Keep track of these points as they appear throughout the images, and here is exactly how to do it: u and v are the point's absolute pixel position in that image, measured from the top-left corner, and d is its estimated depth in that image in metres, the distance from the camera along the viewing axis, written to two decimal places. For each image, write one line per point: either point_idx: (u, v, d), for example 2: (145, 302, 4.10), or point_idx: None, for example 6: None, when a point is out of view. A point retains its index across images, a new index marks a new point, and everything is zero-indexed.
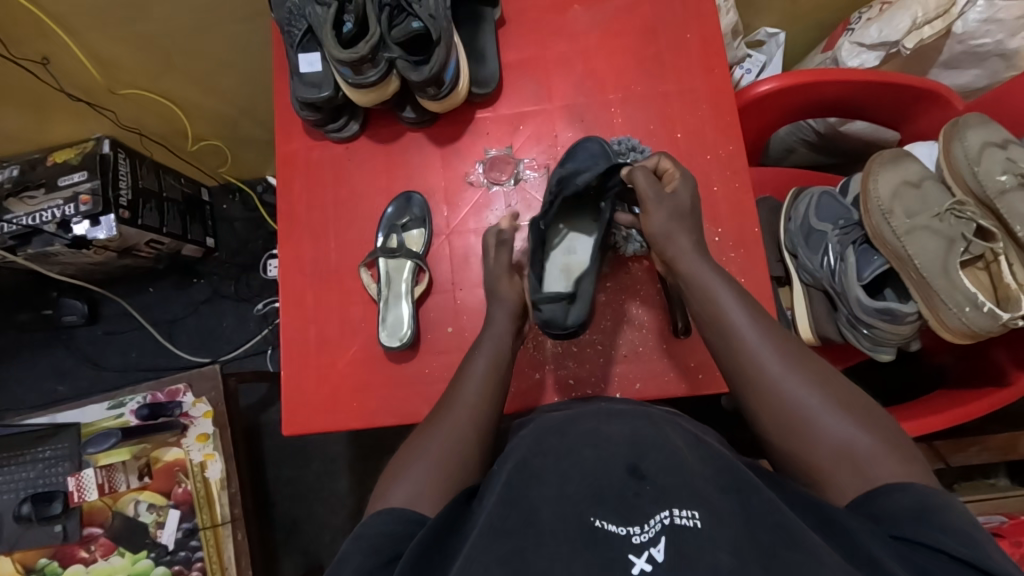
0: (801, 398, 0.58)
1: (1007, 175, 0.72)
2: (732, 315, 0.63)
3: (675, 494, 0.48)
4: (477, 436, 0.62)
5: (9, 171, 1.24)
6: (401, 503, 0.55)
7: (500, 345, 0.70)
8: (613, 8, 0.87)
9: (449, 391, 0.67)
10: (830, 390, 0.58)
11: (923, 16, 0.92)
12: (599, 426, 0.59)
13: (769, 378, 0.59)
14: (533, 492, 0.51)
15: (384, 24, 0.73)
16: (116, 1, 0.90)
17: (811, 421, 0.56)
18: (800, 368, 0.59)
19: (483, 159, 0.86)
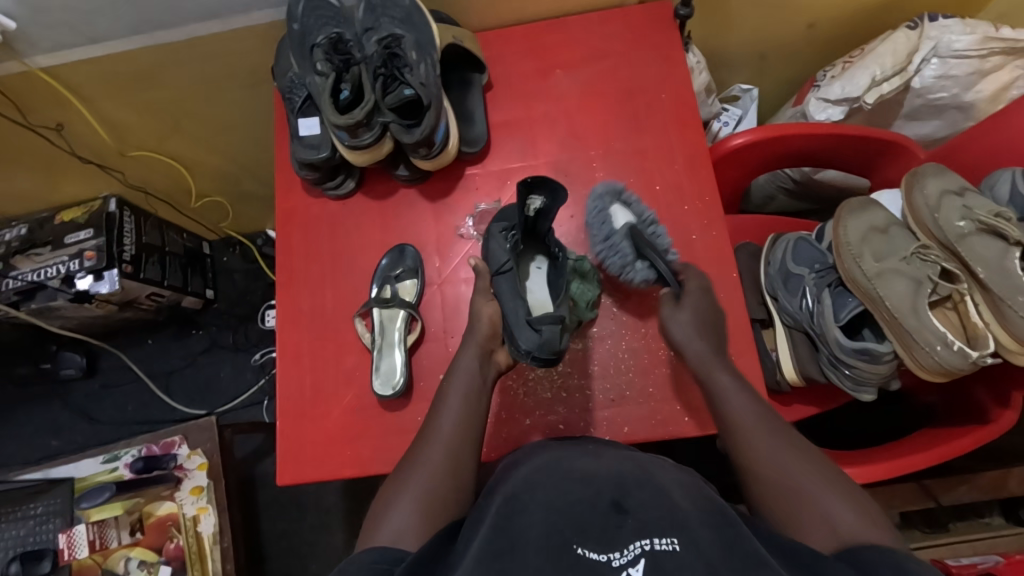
0: (789, 469, 0.61)
1: (965, 221, 0.76)
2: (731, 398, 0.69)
3: (656, 524, 0.50)
4: (457, 472, 0.63)
5: (18, 230, 1.28)
6: (387, 542, 0.57)
7: (472, 378, 0.71)
8: (592, 71, 0.94)
9: (425, 428, 0.69)
10: (819, 468, 0.61)
11: (881, 74, 0.99)
12: (584, 463, 0.60)
13: (765, 458, 0.63)
14: (519, 520, 0.52)
15: (378, 92, 0.79)
16: (130, 72, 0.97)
17: (800, 491, 0.60)
18: (792, 447, 0.63)
19: (477, 212, 0.90)
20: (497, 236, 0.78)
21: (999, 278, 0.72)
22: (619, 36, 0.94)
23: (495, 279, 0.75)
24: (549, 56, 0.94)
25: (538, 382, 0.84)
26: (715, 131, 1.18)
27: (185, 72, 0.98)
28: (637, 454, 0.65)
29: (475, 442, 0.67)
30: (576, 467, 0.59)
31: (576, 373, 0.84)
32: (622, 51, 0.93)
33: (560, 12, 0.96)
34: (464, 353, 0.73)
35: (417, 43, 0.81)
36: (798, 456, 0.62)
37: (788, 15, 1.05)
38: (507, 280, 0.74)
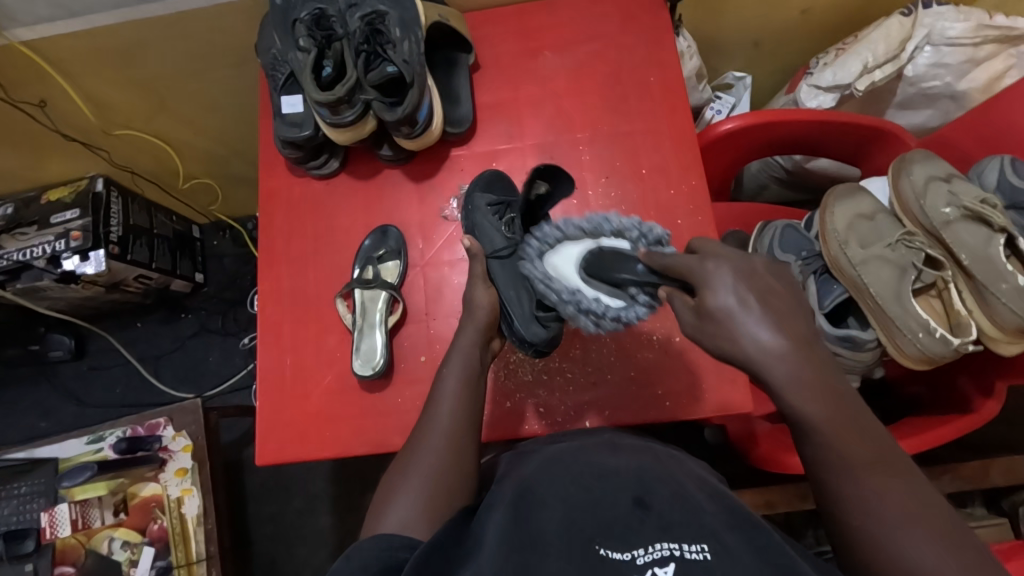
0: (882, 506, 0.50)
1: (951, 208, 0.75)
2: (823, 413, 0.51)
3: (681, 528, 0.49)
4: (459, 456, 0.62)
5: (4, 209, 1.27)
6: (395, 530, 0.55)
7: (472, 360, 0.69)
8: (581, 53, 0.92)
9: (426, 410, 0.67)
10: (912, 504, 0.50)
11: (873, 61, 0.98)
12: (603, 458, 0.61)
13: (853, 493, 0.51)
14: (538, 514, 0.52)
15: (360, 68, 0.78)
16: (113, 48, 0.95)
17: (896, 540, 0.48)
18: (881, 476, 0.51)
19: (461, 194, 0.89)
20: (485, 216, 0.80)
21: (983, 265, 0.72)
22: (609, 17, 0.93)
23: (490, 260, 0.75)
24: (538, 37, 0.93)
25: (520, 366, 0.83)
26: (708, 118, 1.17)
27: (170, 49, 0.97)
28: (653, 447, 0.66)
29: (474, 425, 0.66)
30: (595, 462, 0.59)
31: (558, 356, 0.84)
32: (611, 33, 0.92)
33: None
34: (464, 331, 0.72)
35: (402, 20, 0.80)
36: (891, 488, 0.50)
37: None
38: (505, 266, 0.74)
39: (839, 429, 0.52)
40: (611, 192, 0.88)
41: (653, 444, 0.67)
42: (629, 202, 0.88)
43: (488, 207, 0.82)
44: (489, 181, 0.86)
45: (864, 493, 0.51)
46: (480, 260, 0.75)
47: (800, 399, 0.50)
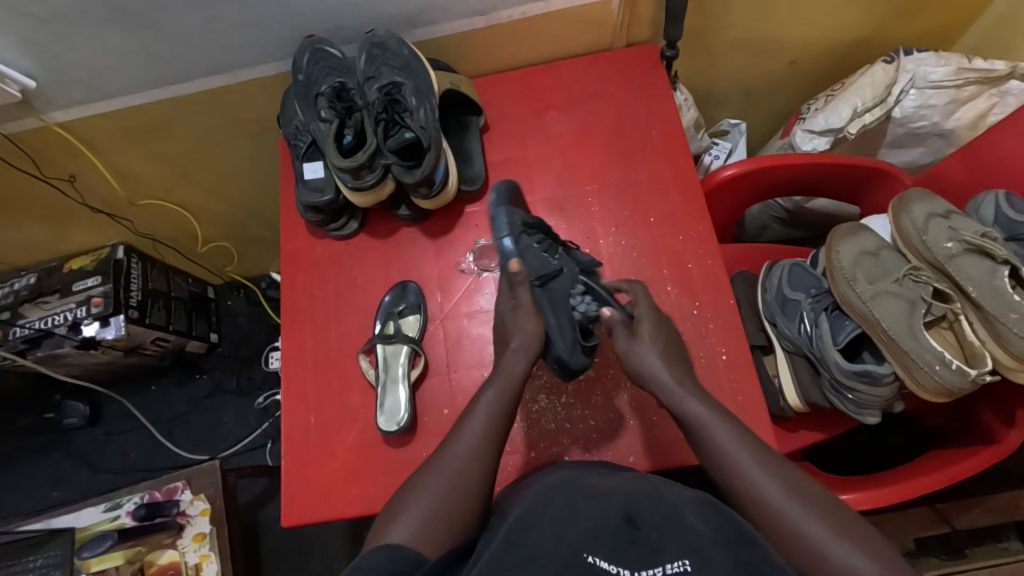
0: (771, 493, 0.60)
1: (953, 242, 0.78)
2: (715, 433, 0.66)
3: (669, 549, 0.50)
4: (476, 475, 0.63)
5: (27, 279, 1.31)
6: (403, 539, 0.56)
7: (510, 381, 0.71)
8: (584, 111, 0.98)
9: (454, 430, 0.68)
10: (796, 486, 0.61)
11: (863, 105, 1.04)
12: (595, 481, 0.61)
13: (755, 489, 0.61)
14: (531, 533, 0.52)
15: (381, 135, 0.84)
16: (141, 124, 1.01)
17: (795, 522, 0.58)
18: (767, 466, 0.62)
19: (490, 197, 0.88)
20: (523, 237, 0.82)
21: (991, 296, 0.74)
22: (608, 77, 0.98)
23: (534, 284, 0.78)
24: (543, 98, 0.99)
25: (542, 416, 0.84)
26: (707, 163, 1.20)
27: (194, 124, 1.03)
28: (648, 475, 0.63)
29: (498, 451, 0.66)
30: (586, 485, 0.59)
31: (579, 404, 0.85)
32: (612, 91, 0.98)
33: (551, 57, 1.01)
34: (513, 358, 0.73)
35: (417, 89, 0.85)
36: (781, 476, 0.62)
37: (769, 52, 1.10)
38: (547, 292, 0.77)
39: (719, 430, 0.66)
40: (622, 240, 0.91)
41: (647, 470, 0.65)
42: (640, 249, 0.91)
43: (523, 227, 0.83)
44: (511, 196, 0.88)
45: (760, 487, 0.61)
46: (526, 287, 0.77)
47: (687, 399, 0.69)
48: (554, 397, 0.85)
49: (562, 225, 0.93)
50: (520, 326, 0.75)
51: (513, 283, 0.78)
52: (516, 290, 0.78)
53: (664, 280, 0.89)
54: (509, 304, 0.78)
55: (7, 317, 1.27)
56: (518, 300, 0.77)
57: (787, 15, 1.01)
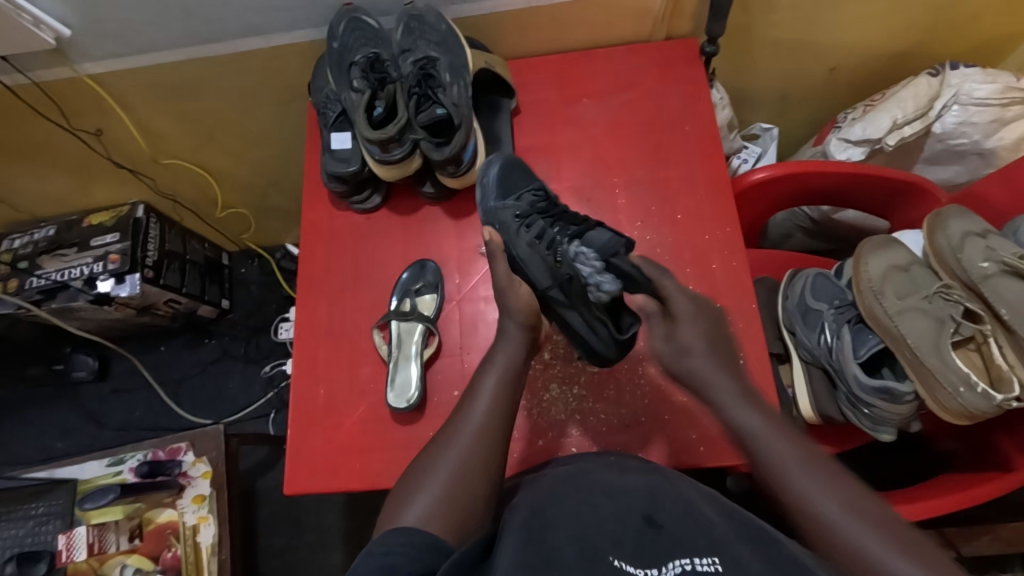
0: (819, 497, 0.55)
1: (989, 262, 0.77)
2: (765, 432, 0.60)
3: (694, 544, 0.49)
4: (490, 460, 0.61)
5: (47, 230, 1.32)
6: (415, 523, 0.54)
7: (513, 360, 0.69)
8: (618, 101, 0.96)
9: (458, 411, 0.66)
10: (849, 496, 0.55)
11: (903, 117, 1.01)
12: (609, 478, 0.60)
13: (820, 512, 0.54)
14: (550, 534, 0.51)
15: (412, 109, 0.83)
16: (171, 83, 1.01)
17: (844, 532, 0.52)
18: (815, 471, 0.57)
19: (484, 176, 0.86)
20: (513, 231, 0.77)
21: None
22: (645, 69, 0.96)
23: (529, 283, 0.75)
24: (576, 86, 0.97)
25: (553, 405, 0.83)
26: (735, 166, 1.18)
27: (225, 87, 1.02)
28: (664, 468, 0.64)
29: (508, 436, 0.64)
30: (604, 482, 0.59)
31: (591, 396, 0.84)
32: (648, 83, 0.96)
33: (588, 44, 0.99)
34: (507, 332, 0.72)
35: (451, 66, 0.85)
36: (827, 483, 0.56)
37: (810, 56, 1.07)
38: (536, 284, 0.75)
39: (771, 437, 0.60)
40: (647, 235, 0.90)
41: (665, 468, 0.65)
42: (665, 246, 0.89)
43: (515, 220, 0.79)
44: (501, 183, 0.85)
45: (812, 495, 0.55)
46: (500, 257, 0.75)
47: (741, 407, 0.62)
48: (566, 387, 0.84)
49: (587, 216, 0.92)
50: (506, 302, 0.72)
51: (488, 254, 0.76)
52: (511, 275, 0.74)
53: (687, 278, 0.87)
54: (493, 276, 0.74)
55: (25, 266, 1.28)
56: (496, 271, 0.74)
57: (833, 18, 0.99)
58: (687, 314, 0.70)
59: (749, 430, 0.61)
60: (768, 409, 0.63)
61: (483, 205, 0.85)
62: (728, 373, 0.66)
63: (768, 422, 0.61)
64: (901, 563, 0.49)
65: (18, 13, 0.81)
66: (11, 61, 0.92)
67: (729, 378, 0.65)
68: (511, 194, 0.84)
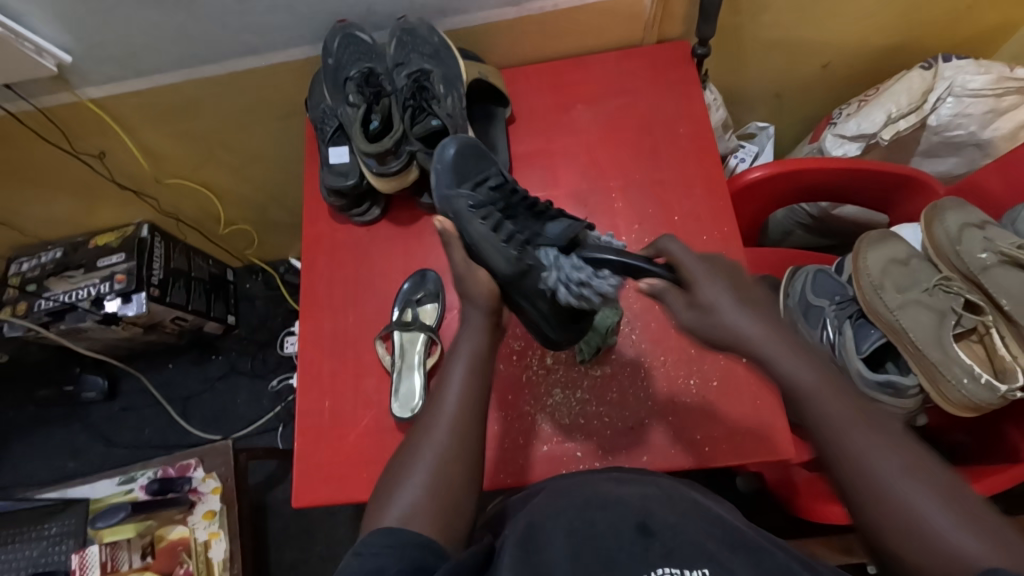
0: (869, 456, 0.51)
1: (987, 253, 0.77)
2: (808, 387, 0.56)
3: (684, 553, 0.48)
4: (464, 451, 0.60)
5: (54, 253, 1.34)
6: (395, 523, 0.55)
7: (479, 346, 0.67)
8: (612, 106, 0.97)
9: (431, 400, 0.65)
10: (905, 454, 0.51)
11: (897, 111, 1.01)
12: (607, 488, 0.59)
13: (872, 472, 0.51)
14: (544, 548, 0.50)
15: (407, 122, 0.85)
16: (171, 104, 1.02)
17: (898, 496, 0.49)
18: (871, 426, 0.53)
19: (440, 160, 0.76)
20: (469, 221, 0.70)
21: None
22: (638, 73, 0.97)
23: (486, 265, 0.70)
24: (570, 92, 0.98)
25: (557, 410, 0.84)
26: (732, 166, 1.18)
27: (223, 106, 1.04)
28: (659, 479, 0.63)
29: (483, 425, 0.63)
30: (600, 492, 0.58)
31: (595, 400, 0.84)
32: (641, 87, 0.96)
33: (580, 51, 1.00)
34: (472, 316, 0.69)
35: (445, 77, 0.86)
36: (881, 441, 0.52)
37: (803, 54, 1.08)
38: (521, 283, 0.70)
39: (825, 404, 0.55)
40: (645, 238, 0.90)
41: (660, 477, 0.64)
42: None
43: (471, 211, 0.71)
44: (456, 169, 0.75)
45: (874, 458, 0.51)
46: (456, 245, 0.69)
47: (793, 363, 0.56)
48: (569, 392, 0.85)
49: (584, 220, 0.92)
50: (468, 290, 0.69)
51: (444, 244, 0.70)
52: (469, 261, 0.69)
53: None
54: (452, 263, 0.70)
55: (33, 289, 1.30)
56: (454, 260, 0.69)
57: (824, 15, 0.99)
58: (695, 274, 0.62)
59: (804, 386, 0.56)
60: (809, 353, 0.58)
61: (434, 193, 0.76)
62: (754, 317, 0.59)
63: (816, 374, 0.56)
64: (953, 527, 0.47)
65: (21, 42, 0.83)
66: (15, 89, 0.94)
67: (762, 326, 0.58)
68: (465, 179, 0.76)
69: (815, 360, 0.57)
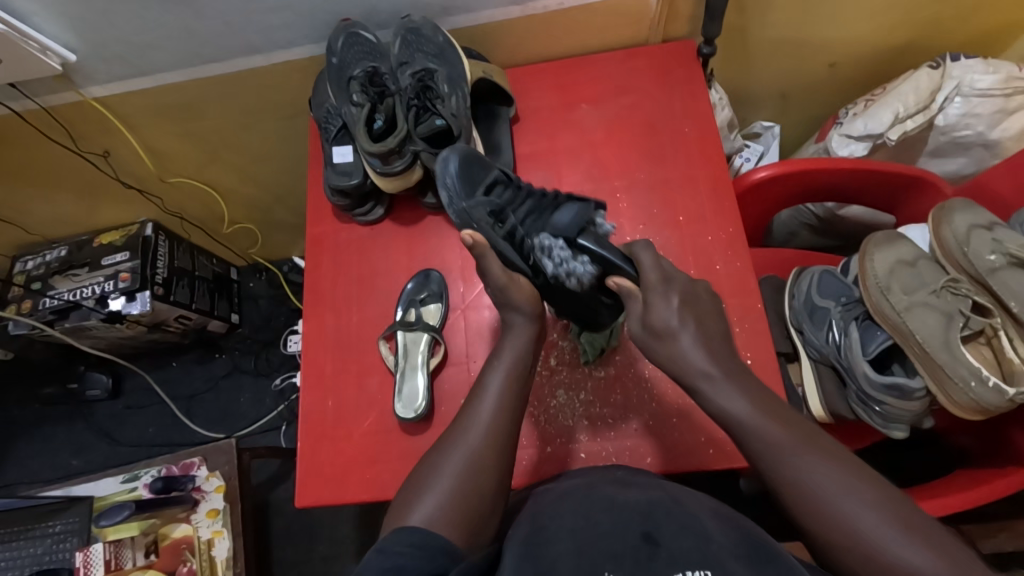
0: (808, 478, 0.57)
1: (996, 255, 0.76)
2: (749, 419, 0.61)
3: (686, 557, 0.48)
4: (494, 460, 0.60)
5: (59, 251, 1.34)
6: (420, 525, 0.54)
7: (521, 357, 0.68)
8: (617, 105, 0.96)
9: (464, 411, 0.65)
10: (845, 472, 0.57)
11: (905, 111, 1.00)
12: (612, 492, 0.58)
13: (815, 495, 0.56)
14: (550, 550, 0.50)
15: (411, 122, 0.85)
16: (175, 103, 1.02)
17: (842, 512, 0.55)
18: (811, 452, 0.58)
19: (444, 176, 0.78)
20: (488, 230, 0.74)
21: None
22: (643, 72, 0.97)
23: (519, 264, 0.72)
24: (575, 91, 0.97)
25: (560, 411, 0.83)
26: (737, 166, 1.18)
27: (227, 105, 1.04)
28: (666, 482, 0.62)
29: (515, 436, 0.63)
30: (604, 497, 0.57)
31: (599, 401, 0.83)
32: (646, 87, 0.96)
33: (585, 50, 1.00)
34: (514, 328, 0.69)
35: (449, 77, 0.85)
36: (821, 460, 0.58)
37: (809, 53, 1.07)
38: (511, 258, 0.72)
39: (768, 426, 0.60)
40: (649, 238, 0.90)
41: (666, 481, 0.63)
42: (668, 248, 0.89)
43: (490, 219, 0.74)
44: (464, 177, 0.77)
45: (814, 480, 0.57)
46: (491, 258, 0.68)
47: (732, 394, 0.62)
48: (573, 393, 0.84)
49: None
50: (510, 297, 0.69)
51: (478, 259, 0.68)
52: (509, 272, 0.69)
53: None
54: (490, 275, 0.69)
55: (38, 287, 1.31)
56: (491, 276, 0.69)
57: (831, 14, 0.98)
58: (688, 292, 0.67)
59: (743, 418, 0.61)
60: (745, 381, 0.64)
61: (449, 205, 0.78)
62: (692, 330, 0.65)
63: (755, 406, 0.62)
64: (897, 536, 0.53)
65: (25, 40, 0.83)
66: (19, 88, 0.94)
67: (697, 339, 0.64)
68: (471, 186, 0.77)
69: (747, 393, 0.62)
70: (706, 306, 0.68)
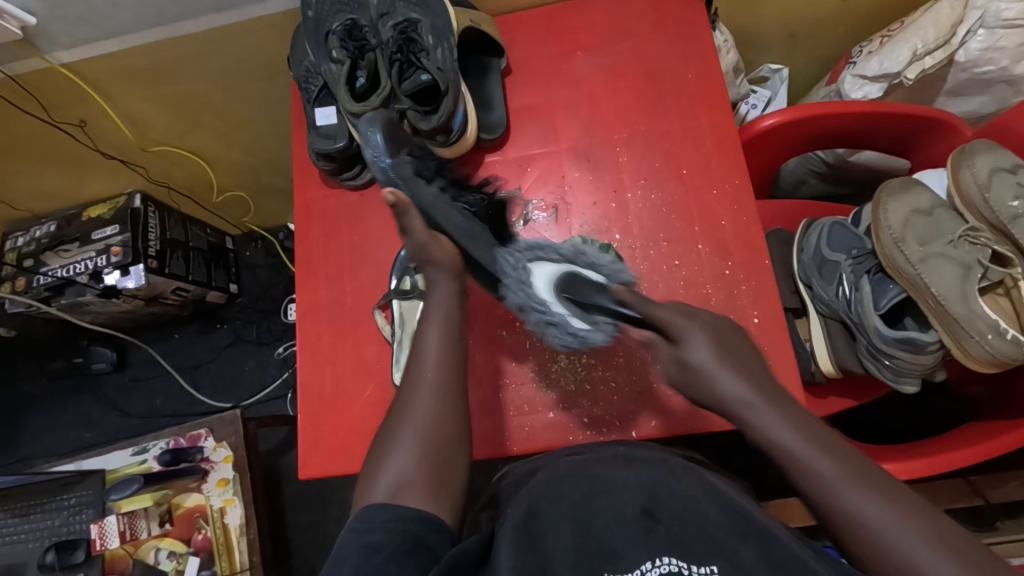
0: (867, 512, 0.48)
1: (1019, 201, 0.73)
2: (800, 454, 0.52)
3: (691, 542, 0.47)
4: (450, 415, 0.57)
5: (48, 226, 1.31)
6: (384, 499, 0.51)
7: (449, 312, 0.62)
8: (615, 51, 0.90)
9: (408, 371, 0.61)
10: (909, 509, 0.47)
11: (923, 47, 0.94)
12: (613, 471, 0.56)
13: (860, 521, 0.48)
14: (547, 542, 0.49)
15: (394, 78, 0.80)
16: (148, 66, 0.97)
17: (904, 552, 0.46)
18: (869, 482, 0.49)
19: (370, 148, 0.71)
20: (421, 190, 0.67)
21: None
22: (642, 14, 0.90)
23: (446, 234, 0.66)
24: (570, 39, 0.91)
25: (561, 375, 0.82)
26: (744, 113, 1.13)
27: (204, 67, 0.98)
28: (670, 458, 0.60)
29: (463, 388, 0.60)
30: (603, 476, 0.56)
31: (601, 364, 0.82)
32: (645, 30, 0.90)
33: None
34: (436, 285, 0.63)
35: (434, 27, 0.80)
36: (880, 495, 0.48)
37: None
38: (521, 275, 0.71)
39: (818, 459, 0.51)
40: (651, 194, 0.86)
41: (669, 455, 0.61)
42: (671, 204, 0.85)
43: (418, 176, 0.70)
44: (391, 143, 0.72)
45: (864, 507, 0.48)
46: (415, 215, 0.63)
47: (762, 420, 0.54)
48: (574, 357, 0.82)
49: (588, 177, 0.87)
50: (432, 255, 0.64)
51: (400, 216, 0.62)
52: (431, 231, 0.64)
53: (695, 237, 0.83)
54: (411, 235, 0.64)
55: (30, 264, 1.28)
56: (413, 233, 0.63)
57: None
58: (685, 330, 0.58)
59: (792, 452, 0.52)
60: (804, 414, 0.55)
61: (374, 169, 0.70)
62: (705, 338, 0.58)
63: (811, 442, 0.53)
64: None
65: None
66: None
67: (734, 376, 0.56)
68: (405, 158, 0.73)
69: (797, 419, 0.54)
70: (737, 335, 0.60)
